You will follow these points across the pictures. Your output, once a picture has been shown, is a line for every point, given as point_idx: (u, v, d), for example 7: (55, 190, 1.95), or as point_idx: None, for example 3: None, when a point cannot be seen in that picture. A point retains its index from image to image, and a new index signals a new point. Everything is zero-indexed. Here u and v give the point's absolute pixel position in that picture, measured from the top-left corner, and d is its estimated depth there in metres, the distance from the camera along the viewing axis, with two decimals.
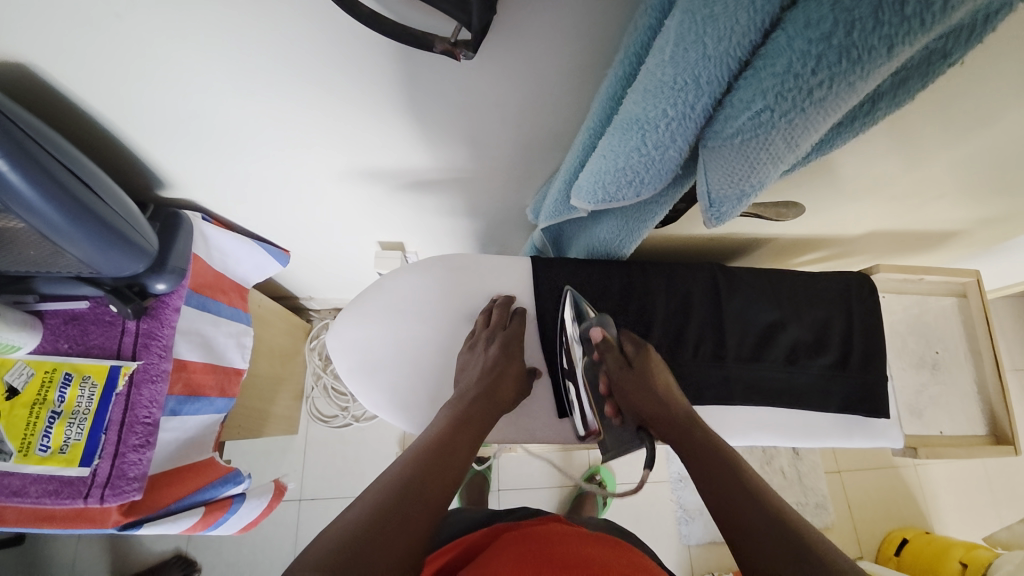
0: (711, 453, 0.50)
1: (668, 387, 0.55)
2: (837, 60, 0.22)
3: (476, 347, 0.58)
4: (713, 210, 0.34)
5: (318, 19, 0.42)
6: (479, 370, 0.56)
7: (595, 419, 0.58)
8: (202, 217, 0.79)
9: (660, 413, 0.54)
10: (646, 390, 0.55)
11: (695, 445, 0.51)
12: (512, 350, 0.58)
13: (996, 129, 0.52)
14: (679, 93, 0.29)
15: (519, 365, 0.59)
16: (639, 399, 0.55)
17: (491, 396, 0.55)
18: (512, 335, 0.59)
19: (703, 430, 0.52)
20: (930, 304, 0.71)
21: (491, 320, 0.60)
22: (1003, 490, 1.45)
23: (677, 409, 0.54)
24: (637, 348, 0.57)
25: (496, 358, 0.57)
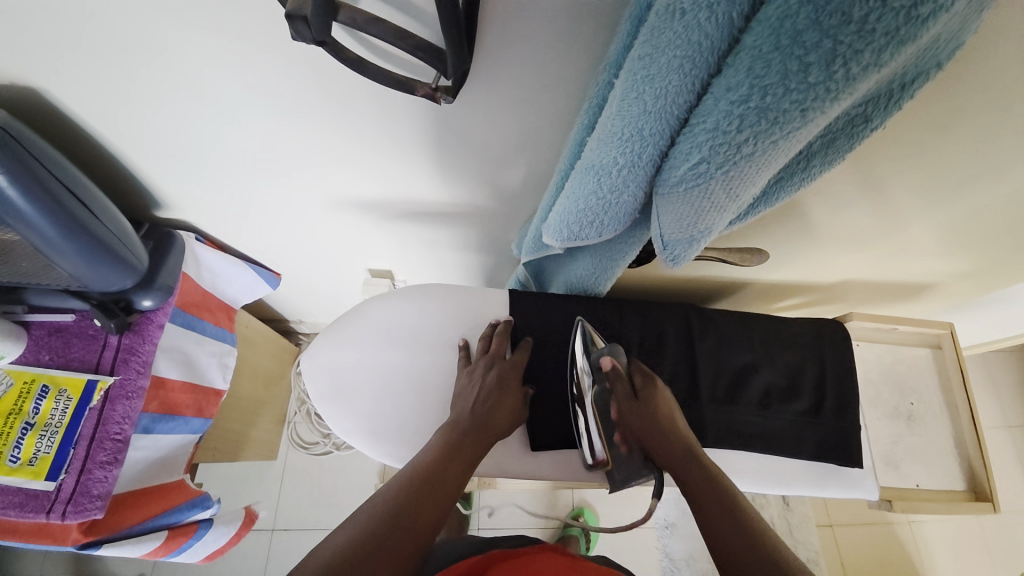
0: (713, 495, 0.49)
1: (672, 418, 0.54)
2: (758, 120, 0.24)
3: (475, 371, 0.59)
4: (669, 251, 0.36)
5: (311, 59, 0.45)
6: (474, 398, 0.56)
7: (604, 449, 0.56)
8: (196, 237, 0.81)
9: (666, 448, 0.53)
10: (650, 422, 0.54)
11: (697, 485, 0.50)
12: (507, 382, 0.58)
13: (955, 186, 0.54)
14: (627, 143, 0.31)
15: (515, 397, 0.58)
16: (647, 431, 0.54)
17: (484, 428, 0.54)
18: (511, 366, 0.59)
19: (703, 463, 0.52)
20: (903, 353, 0.72)
21: (490, 346, 0.61)
22: (1002, 552, 1.40)
23: (682, 440, 0.54)
24: (647, 379, 0.56)
25: (493, 387, 0.57)
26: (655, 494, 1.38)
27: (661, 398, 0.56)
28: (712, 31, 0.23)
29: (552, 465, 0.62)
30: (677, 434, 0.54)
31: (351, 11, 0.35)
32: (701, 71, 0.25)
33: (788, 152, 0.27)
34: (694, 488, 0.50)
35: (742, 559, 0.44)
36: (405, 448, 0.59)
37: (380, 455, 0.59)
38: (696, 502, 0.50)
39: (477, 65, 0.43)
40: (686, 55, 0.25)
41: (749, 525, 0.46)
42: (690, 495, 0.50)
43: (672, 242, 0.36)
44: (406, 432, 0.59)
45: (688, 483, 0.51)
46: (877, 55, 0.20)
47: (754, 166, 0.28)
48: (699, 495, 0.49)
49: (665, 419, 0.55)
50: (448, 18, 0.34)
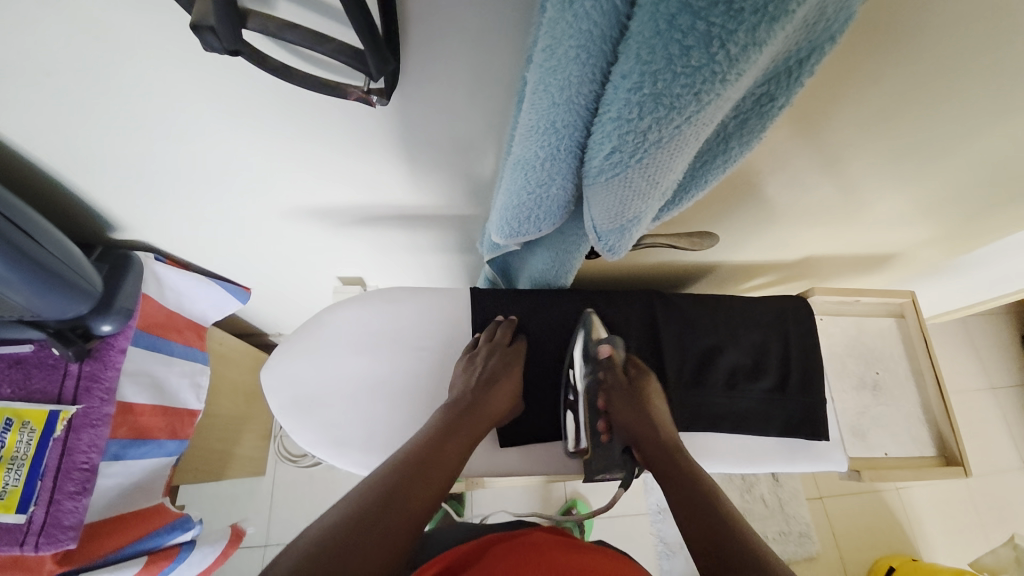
0: (690, 479, 0.51)
1: (661, 414, 0.58)
2: (655, 107, 0.24)
3: (476, 359, 0.59)
4: (604, 240, 0.37)
5: (237, 68, 0.44)
6: (473, 380, 0.57)
7: (587, 438, 0.58)
8: (155, 257, 0.80)
9: (651, 435, 0.56)
10: (639, 413, 0.57)
11: (674, 469, 0.52)
12: (510, 365, 0.60)
13: (897, 156, 0.54)
14: (544, 136, 0.30)
15: (517, 382, 0.60)
16: (633, 420, 0.57)
17: (484, 405, 0.56)
18: (512, 353, 0.60)
19: (687, 456, 0.54)
20: (866, 324, 0.73)
21: (494, 336, 0.61)
22: (990, 511, 1.42)
23: (670, 438, 0.56)
24: (641, 374, 0.59)
25: (495, 370, 0.58)
26: (647, 480, 1.38)
27: (651, 393, 0.59)
28: (599, 20, 0.23)
29: (521, 459, 0.62)
30: (664, 427, 0.57)
31: (262, 19, 0.34)
32: (598, 61, 0.25)
33: (697, 136, 0.27)
34: (674, 474, 0.52)
35: (707, 527, 0.46)
36: (373, 455, 0.58)
37: (347, 464, 0.59)
38: (674, 488, 0.51)
39: (405, 62, 0.42)
40: (580, 46, 0.24)
41: (726, 513, 0.47)
42: (669, 482, 0.52)
43: (606, 232, 0.36)
44: (373, 439, 0.59)
45: (667, 468, 0.53)
46: (752, 35, 0.20)
47: (666, 153, 0.28)
48: (671, 476, 0.52)
49: (653, 410, 0.58)
50: (360, 21, 0.33)
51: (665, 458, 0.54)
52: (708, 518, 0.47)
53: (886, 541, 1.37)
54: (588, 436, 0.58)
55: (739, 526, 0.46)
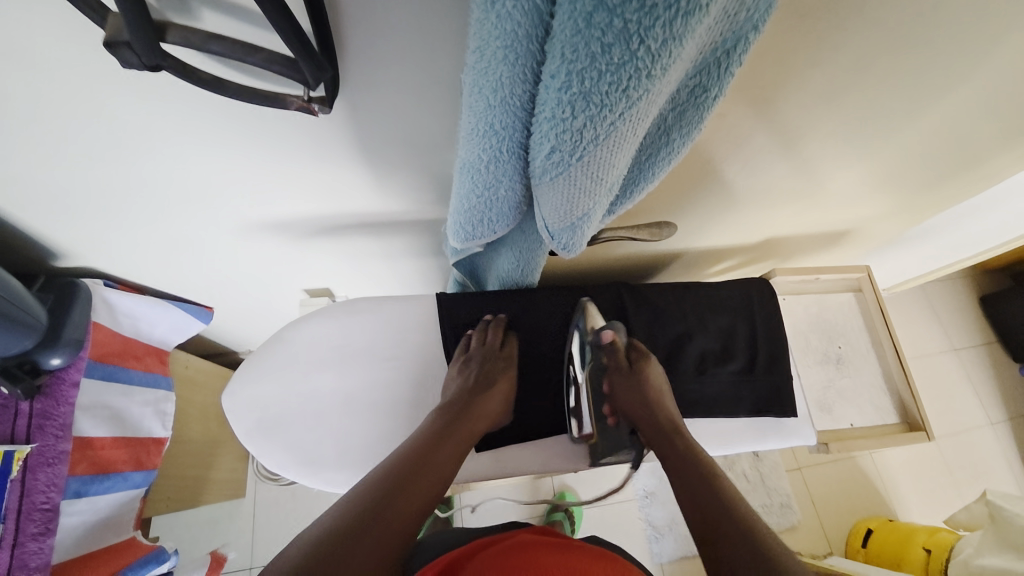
0: (691, 463, 0.53)
1: (662, 397, 0.58)
2: (586, 106, 0.24)
3: (469, 363, 0.58)
4: (558, 239, 0.36)
5: (167, 83, 0.42)
6: (467, 386, 0.56)
7: (593, 424, 0.59)
8: (104, 283, 0.76)
9: (653, 419, 0.57)
10: (640, 397, 0.57)
11: (675, 450, 0.54)
12: (503, 372, 0.59)
13: (844, 135, 0.55)
14: (485, 139, 0.30)
15: (510, 386, 0.60)
16: (636, 403, 0.57)
17: (478, 409, 0.55)
18: (505, 358, 0.60)
19: (686, 438, 0.55)
20: (827, 301, 0.75)
21: (486, 340, 0.60)
22: (957, 467, 1.49)
23: (671, 418, 0.57)
24: (642, 355, 0.59)
25: (490, 376, 0.57)
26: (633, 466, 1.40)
27: (652, 372, 0.59)
28: (521, 20, 0.22)
29: (495, 463, 0.63)
30: (664, 408, 0.58)
31: (182, 30, 0.33)
32: (526, 60, 0.25)
33: (635, 131, 0.27)
34: (673, 457, 0.54)
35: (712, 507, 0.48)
36: (347, 472, 0.58)
37: (320, 482, 0.58)
38: (676, 471, 0.53)
39: (343, 69, 0.41)
40: (506, 46, 0.24)
41: (724, 489, 0.50)
42: (671, 465, 0.54)
43: (558, 231, 0.36)
44: (345, 456, 0.58)
45: (670, 452, 0.54)
46: (668, 29, 0.20)
47: (605, 150, 0.27)
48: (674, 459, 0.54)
49: (654, 391, 0.58)
50: (289, 28, 0.32)
51: (664, 438, 0.56)
52: (708, 501, 0.49)
53: (861, 504, 1.43)
54: (592, 421, 0.59)
55: (737, 504, 0.48)
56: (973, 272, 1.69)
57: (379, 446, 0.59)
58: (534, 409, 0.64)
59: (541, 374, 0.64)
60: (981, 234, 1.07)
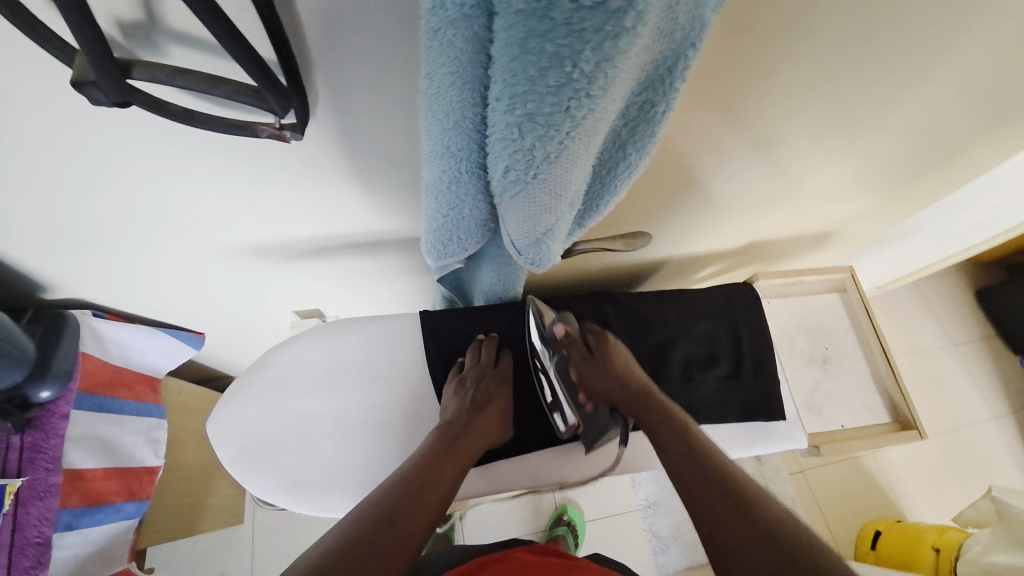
0: (666, 424, 0.53)
1: (627, 366, 0.59)
2: (533, 127, 0.24)
3: (465, 382, 0.59)
4: (526, 253, 0.37)
5: (141, 118, 0.43)
6: (465, 403, 0.57)
7: (574, 413, 0.59)
8: (93, 314, 0.77)
9: (626, 391, 0.58)
10: (607, 373, 0.59)
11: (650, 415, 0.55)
12: (498, 389, 0.59)
13: (813, 138, 0.56)
14: (444, 161, 0.30)
15: (506, 402, 0.60)
16: (607, 381, 0.58)
17: (477, 426, 0.55)
18: (499, 376, 0.60)
19: (658, 398, 0.56)
20: (811, 302, 0.75)
21: (480, 357, 0.60)
22: (964, 464, 1.47)
23: (639, 382, 0.58)
24: (598, 337, 0.60)
25: (485, 393, 0.58)
26: (634, 476, 1.39)
27: (612, 351, 0.60)
28: (462, 48, 0.23)
29: (484, 480, 0.63)
30: (633, 378, 0.59)
31: (149, 67, 0.34)
32: (474, 85, 0.25)
33: (586, 148, 0.27)
34: (651, 422, 0.54)
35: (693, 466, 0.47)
36: (333, 495, 0.58)
37: (306, 507, 0.58)
38: (653, 433, 0.53)
39: (312, 96, 0.42)
40: (452, 72, 0.24)
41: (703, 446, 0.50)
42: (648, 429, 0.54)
43: (525, 246, 0.36)
44: (332, 479, 0.58)
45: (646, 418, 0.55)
46: (598, 52, 0.20)
47: (559, 167, 0.28)
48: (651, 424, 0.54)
49: (619, 367, 0.59)
50: (247, 58, 0.32)
51: (639, 406, 0.56)
52: (684, 455, 0.49)
53: (868, 506, 1.41)
54: (573, 411, 0.60)
55: (711, 452, 0.49)
56: (968, 266, 1.69)
57: (365, 466, 0.59)
58: (520, 425, 0.64)
59: (527, 388, 0.64)
60: (968, 228, 1.07)
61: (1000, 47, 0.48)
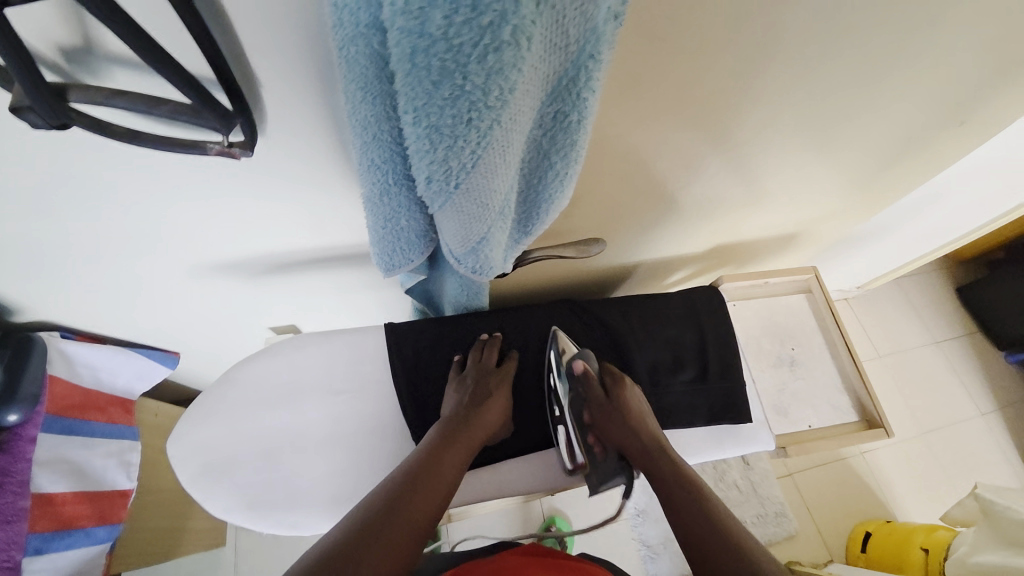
0: (678, 486, 0.52)
1: (640, 416, 0.58)
2: (441, 138, 0.25)
3: (466, 380, 0.59)
4: (466, 259, 0.37)
5: (88, 146, 0.43)
6: (466, 399, 0.57)
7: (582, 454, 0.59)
8: (61, 336, 0.77)
9: (638, 440, 0.57)
10: (621, 419, 0.58)
11: (662, 472, 0.54)
12: (500, 386, 0.59)
13: (762, 144, 0.58)
14: (371, 173, 0.31)
15: (507, 398, 0.60)
16: (620, 427, 0.58)
17: (477, 420, 0.55)
18: (501, 375, 0.60)
19: (671, 456, 0.55)
20: (777, 304, 0.76)
21: (482, 357, 0.61)
22: (952, 462, 1.47)
23: (653, 436, 0.57)
24: (615, 380, 0.59)
25: (486, 390, 0.58)
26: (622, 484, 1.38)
27: (628, 396, 0.59)
28: (365, 64, 0.24)
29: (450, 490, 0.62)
30: (647, 430, 0.58)
31: (87, 90, 0.34)
32: (384, 99, 0.26)
33: (504, 159, 0.28)
34: (660, 474, 0.54)
35: (704, 531, 0.48)
36: (295, 512, 0.57)
37: (267, 525, 0.57)
38: (662, 490, 0.53)
39: (258, 114, 0.43)
40: (360, 87, 0.25)
41: (712, 508, 0.50)
42: (667, 500, 0.52)
43: (463, 253, 0.36)
44: (295, 496, 0.58)
45: (662, 482, 0.53)
46: (485, 64, 0.21)
47: (479, 178, 0.28)
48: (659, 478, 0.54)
49: (634, 415, 0.58)
50: (177, 77, 0.33)
51: (650, 460, 0.55)
52: (702, 533, 0.48)
53: (858, 507, 1.40)
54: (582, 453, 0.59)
55: (728, 525, 0.48)
56: (945, 263, 1.71)
57: (329, 481, 0.59)
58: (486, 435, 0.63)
59: None
60: (936, 226, 1.09)
61: (930, 55, 0.50)
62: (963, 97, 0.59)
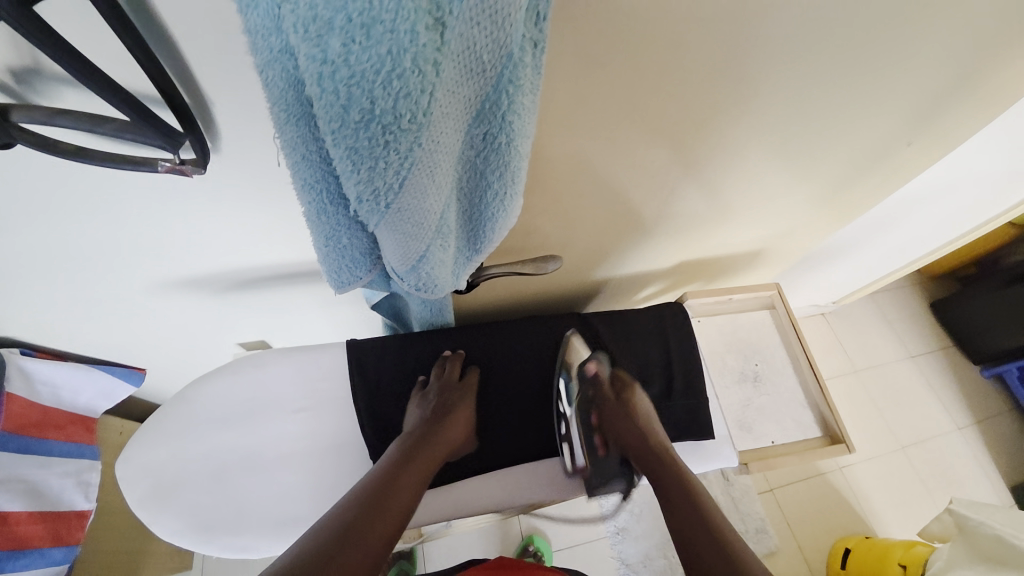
0: (675, 484, 0.54)
1: (648, 421, 0.63)
2: (361, 160, 0.25)
3: (427, 397, 0.59)
4: (409, 275, 0.37)
5: (34, 163, 0.42)
6: (428, 415, 0.58)
7: (584, 456, 0.67)
8: (22, 351, 0.74)
9: (636, 442, 0.61)
10: (624, 423, 0.63)
11: (665, 474, 0.56)
12: (462, 401, 0.60)
13: (719, 164, 0.59)
14: (305, 192, 0.31)
15: (468, 414, 0.61)
16: (623, 431, 0.63)
17: (438, 437, 0.56)
18: (463, 391, 0.61)
19: (675, 461, 0.57)
20: (742, 320, 0.77)
21: (444, 374, 0.61)
22: (930, 476, 1.48)
23: (657, 439, 0.60)
24: (624, 385, 0.65)
25: (448, 406, 0.58)
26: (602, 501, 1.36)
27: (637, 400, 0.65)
28: (283, 87, 0.24)
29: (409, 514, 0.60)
30: (652, 434, 0.62)
31: (28, 109, 0.34)
32: (307, 121, 0.26)
33: (431, 180, 0.28)
34: (663, 475, 0.56)
35: (698, 536, 0.48)
36: (246, 535, 0.57)
37: (217, 548, 0.57)
38: (665, 495, 0.54)
39: (210, 132, 0.43)
40: (282, 108, 0.26)
41: (715, 521, 0.49)
42: (668, 499, 0.53)
43: (404, 271, 0.36)
44: (246, 518, 0.57)
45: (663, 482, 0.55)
46: (390, 89, 0.22)
47: (407, 199, 0.28)
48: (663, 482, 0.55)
49: (640, 420, 0.63)
50: (117, 96, 0.33)
51: (652, 460, 0.58)
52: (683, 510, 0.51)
53: (838, 523, 1.40)
54: (583, 454, 0.67)
55: (716, 524, 0.49)
56: (918, 278, 1.75)
57: (283, 502, 0.58)
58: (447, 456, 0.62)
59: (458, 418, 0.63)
60: (900, 242, 1.12)
61: (876, 80, 0.52)
62: (908, 121, 0.62)
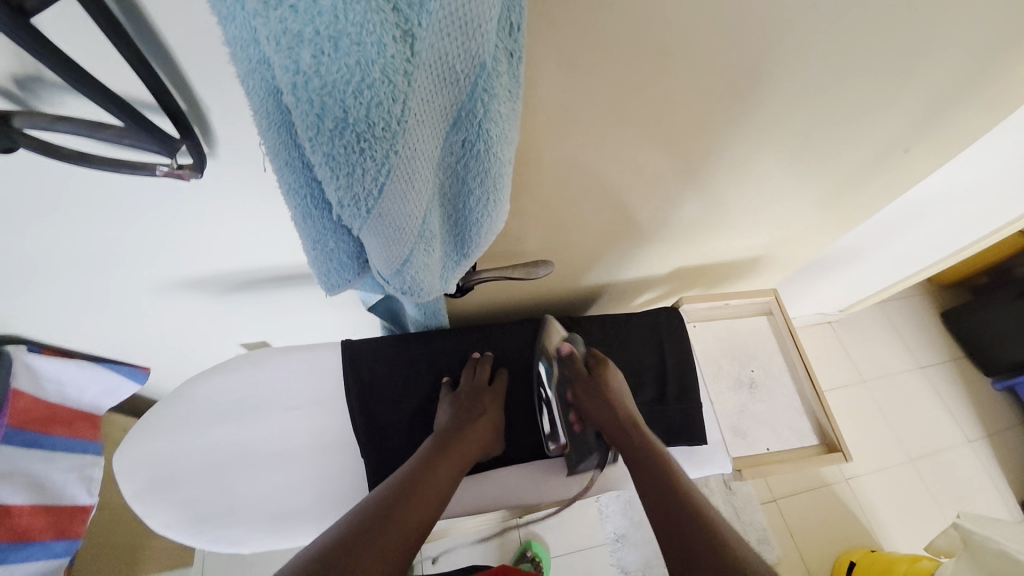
0: (646, 461, 0.53)
1: (620, 394, 0.61)
2: (338, 166, 0.26)
3: (459, 395, 0.60)
4: (394, 278, 0.37)
5: (36, 166, 0.44)
6: (459, 410, 0.59)
7: (563, 434, 0.64)
8: (29, 348, 0.76)
9: (611, 418, 0.60)
10: (597, 398, 0.61)
11: (635, 446, 0.56)
12: (492, 402, 0.61)
13: (713, 169, 0.59)
14: (290, 195, 0.32)
15: (499, 415, 0.62)
16: (596, 406, 0.61)
17: (472, 434, 0.57)
18: (494, 393, 0.62)
19: (643, 430, 0.57)
20: (739, 326, 0.77)
21: (476, 374, 0.62)
22: (939, 488, 1.45)
23: (628, 412, 0.59)
24: (599, 362, 0.63)
25: (479, 405, 0.60)
26: (601, 508, 1.35)
27: (610, 376, 0.62)
28: (263, 95, 0.25)
29: None
30: (624, 406, 0.61)
31: (29, 114, 0.35)
32: (289, 129, 0.27)
33: (409, 185, 0.28)
34: (633, 448, 0.56)
35: (671, 508, 0.47)
36: (237, 529, 0.57)
37: (208, 542, 0.57)
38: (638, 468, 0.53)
39: (207, 136, 0.44)
40: (265, 116, 0.26)
41: (686, 493, 0.48)
42: (640, 475, 0.52)
43: (389, 274, 0.36)
44: (237, 514, 0.58)
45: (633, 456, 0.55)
46: (362, 97, 0.23)
47: (386, 205, 0.29)
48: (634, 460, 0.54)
49: (613, 395, 0.61)
50: (113, 103, 0.35)
51: (623, 434, 0.58)
52: (664, 497, 0.48)
53: (842, 534, 1.37)
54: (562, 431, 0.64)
55: (689, 495, 0.48)
56: (928, 287, 1.72)
57: (274, 498, 0.59)
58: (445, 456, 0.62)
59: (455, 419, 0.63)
60: (905, 250, 1.11)
61: (870, 85, 0.52)
62: (906, 127, 0.61)
